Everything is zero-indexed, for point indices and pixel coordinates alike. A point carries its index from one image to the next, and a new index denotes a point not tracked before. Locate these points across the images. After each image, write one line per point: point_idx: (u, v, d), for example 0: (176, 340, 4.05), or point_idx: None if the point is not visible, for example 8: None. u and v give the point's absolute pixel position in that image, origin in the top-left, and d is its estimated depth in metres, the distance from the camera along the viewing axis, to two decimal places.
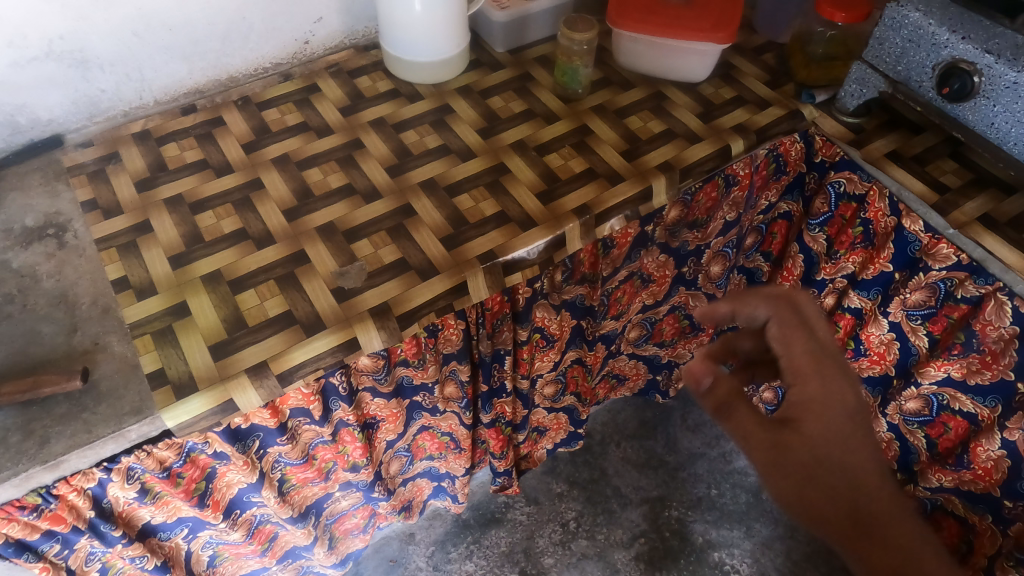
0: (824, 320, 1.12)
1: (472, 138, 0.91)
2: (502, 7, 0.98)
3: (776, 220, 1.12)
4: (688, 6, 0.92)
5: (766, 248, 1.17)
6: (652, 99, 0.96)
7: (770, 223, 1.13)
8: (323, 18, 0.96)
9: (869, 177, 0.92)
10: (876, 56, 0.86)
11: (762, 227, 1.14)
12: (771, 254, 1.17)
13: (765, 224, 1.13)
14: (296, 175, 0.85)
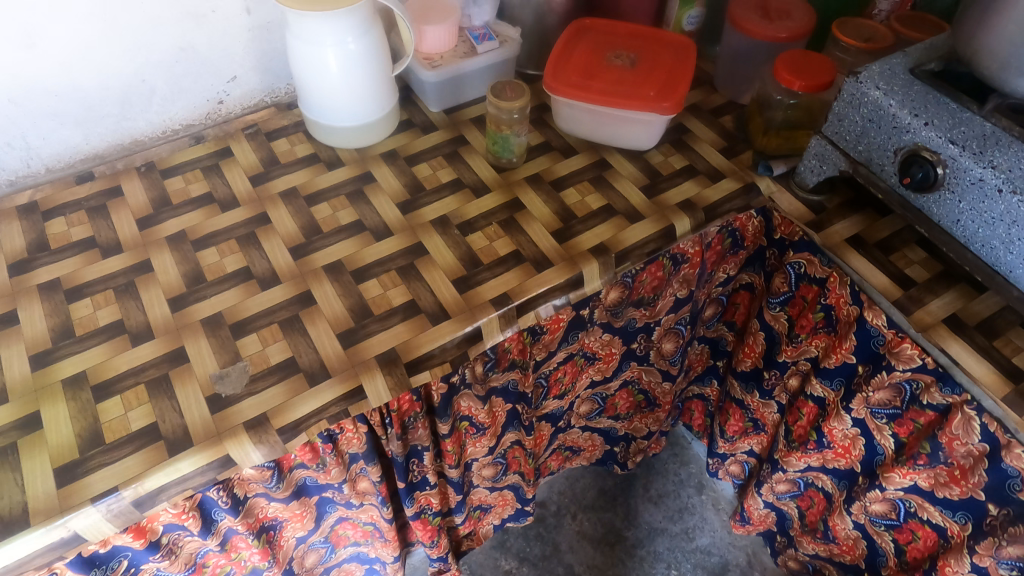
0: (788, 402, 1.00)
1: (390, 212, 0.82)
2: (434, 65, 0.89)
3: (739, 291, 1.02)
4: (632, 71, 0.84)
5: (728, 317, 1.07)
6: (594, 167, 0.86)
7: (731, 294, 1.03)
8: (237, 77, 0.90)
9: (829, 262, 0.82)
10: (836, 133, 0.77)
11: (722, 298, 1.04)
12: (734, 323, 1.06)
13: (725, 295, 1.03)
14: (189, 256, 0.78)
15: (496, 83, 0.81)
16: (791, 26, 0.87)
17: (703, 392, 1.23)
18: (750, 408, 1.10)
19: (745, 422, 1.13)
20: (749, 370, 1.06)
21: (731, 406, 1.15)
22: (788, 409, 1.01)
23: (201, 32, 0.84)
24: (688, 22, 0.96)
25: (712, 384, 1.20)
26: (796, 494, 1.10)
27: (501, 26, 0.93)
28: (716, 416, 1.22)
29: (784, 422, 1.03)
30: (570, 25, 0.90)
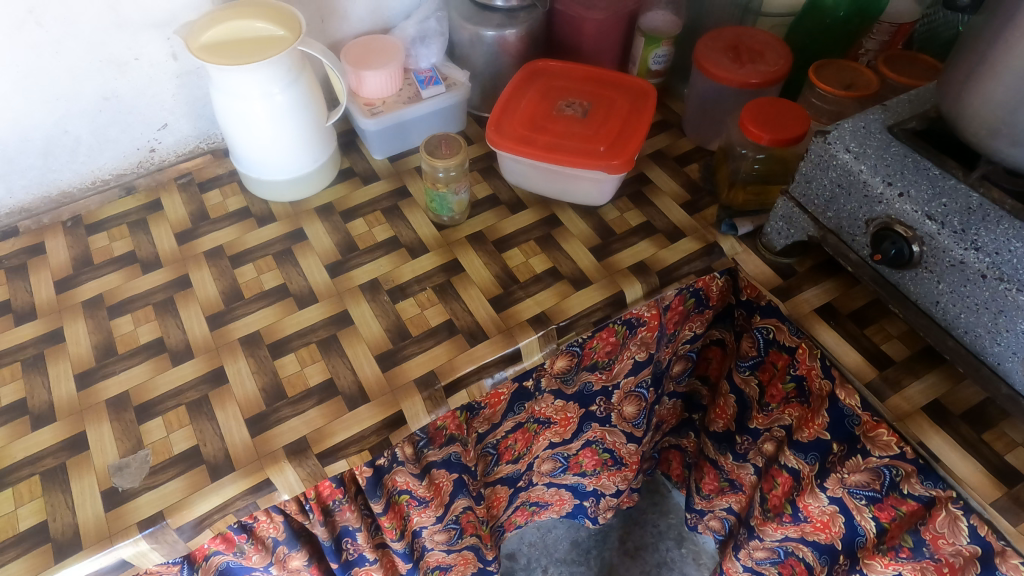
0: (764, 467, 0.89)
1: (319, 276, 0.77)
2: (374, 113, 0.83)
3: (711, 347, 0.95)
4: (582, 121, 0.78)
5: (701, 372, 0.99)
6: (541, 226, 0.81)
7: (703, 350, 0.95)
8: (168, 124, 0.83)
9: (798, 330, 0.73)
10: (804, 196, 0.69)
11: (693, 354, 0.96)
12: (709, 377, 0.99)
13: (696, 350, 0.95)
14: (103, 325, 0.73)
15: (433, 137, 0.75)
16: (764, 71, 0.79)
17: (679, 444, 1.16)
18: (725, 469, 1.00)
19: (721, 482, 1.04)
20: (721, 431, 0.98)
21: (706, 465, 1.06)
22: (763, 475, 0.90)
23: (124, 80, 0.76)
24: (654, 62, 0.89)
25: (689, 436, 1.11)
26: (776, 562, 0.96)
27: (450, 68, 0.87)
28: (692, 471, 1.13)
29: (760, 488, 0.92)
30: (522, 69, 0.84)
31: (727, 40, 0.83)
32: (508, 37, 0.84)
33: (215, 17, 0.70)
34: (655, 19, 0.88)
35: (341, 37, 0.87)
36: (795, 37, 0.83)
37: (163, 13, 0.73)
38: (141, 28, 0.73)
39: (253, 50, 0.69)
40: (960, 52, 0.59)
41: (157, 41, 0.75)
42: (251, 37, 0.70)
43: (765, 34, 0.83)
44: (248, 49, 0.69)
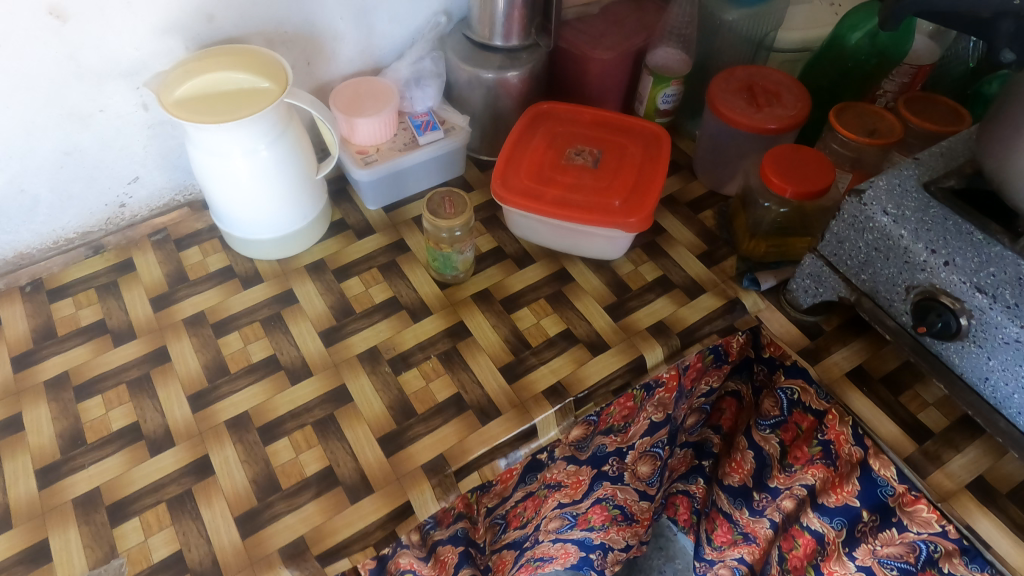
0: (782, 524, 0.78)
1: (312, 345, 0.70)
2: (368, 162, 0.77)
3: (725, 397, 0.88)
4: (594, 172, 0.73)
5: (714, 422, 0.93)
6: (551, 282, 0.75)
7: (715, 400, 0.89)
8: (139, 178, 0.75)
9: (827, 395, 0.69)
10: (836, 254, 0.66)
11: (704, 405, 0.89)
12: (721, 428, 0.92)
13: (709, 403, 0.89)
14: (70, 410, 0.66)
15: (436, 193, 0.68)
16: (782, 115, 0.75)
17: (684, 485, 1.04)
18: (739, 523, 0.86)
19: (734, 534, 0.90)
20: (736, 487, 0.86)
21: (718, 516, 0.92)
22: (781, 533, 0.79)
23: (87, 134, 0.68)
24: (662, 102, 0.84)
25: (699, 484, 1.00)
26: None
27: (448, 111, 0.81)
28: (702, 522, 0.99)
29: (776, 544, 0.80)
30: (526, 112, 0.79)
31: (741, 81, 0.79)
32: (510, 80, 0.79)
33: (190, 69, 0.63)
34: (664, 56, 0.82)
35: (329, 79, 0.80)
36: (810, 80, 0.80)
37: (131, 61, 0.65)
38: (106, 78, 0.65)
39: (235, 105, 0.62)
40: (999, 112, 0.55)
41: (125, 91, 0.67)
42: (232, 89, 0.63)
43: (780, 73, 0.79)
44: (229, 104, 0.62)
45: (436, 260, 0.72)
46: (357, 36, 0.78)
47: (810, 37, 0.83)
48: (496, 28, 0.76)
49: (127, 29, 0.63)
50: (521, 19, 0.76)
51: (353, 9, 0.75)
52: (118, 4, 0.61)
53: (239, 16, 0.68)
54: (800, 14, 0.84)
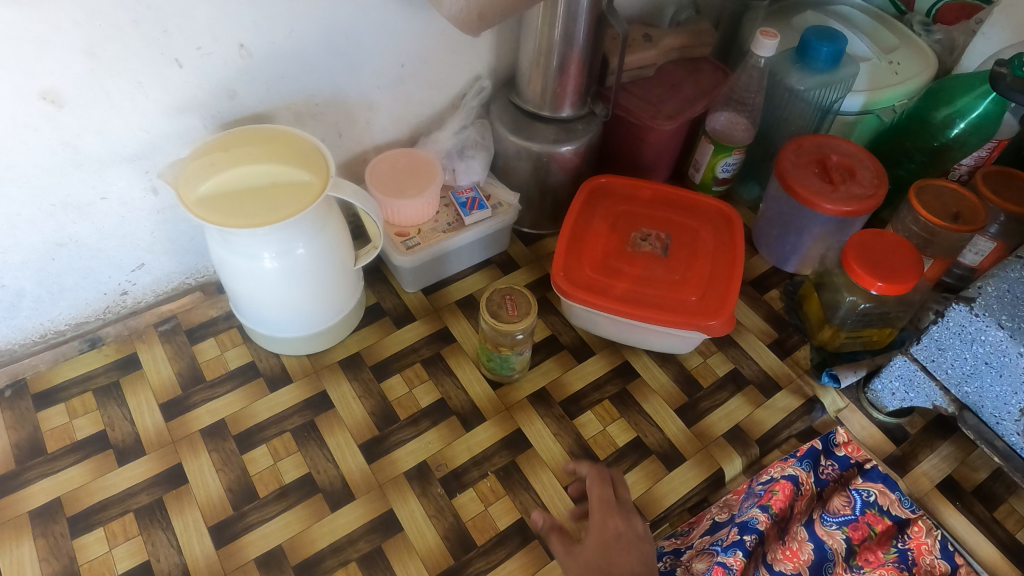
0: None
1: (352, 461, 0.62)
2: (410, 246, 0.69)
3: (781, 478, 0.62)
4: (663, 263, 0.67)
5: (767, 506, 0.61)
6: (613, 379, 0.69)
7: (766, 480, 0.62)
8: (145, 264, 0.65)
9: (911, 504, 0.61)
10: (934, 361, 0.60)
11: (750, 486, 0.63)
12: (775, 513, 0.60)
13: (759, 484, 0.62)
14: (63, 550, 0.55)
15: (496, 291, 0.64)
16: (859, 195, 0.68)
17: (729, 563, 0.57)
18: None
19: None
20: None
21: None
22: None
23: (85, 224, 0.58)
24: (722, 170, 0.77)
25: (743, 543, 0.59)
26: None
27: (495, 186, 0.74)
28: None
29: None
30: (582, 188, 0.72)
31: (813, 153, 0.71)
32: (564, 154, 0.71)
33: (213, 160, 0.55)
34: (725, 121, 0.75)
35: (363, 149, 0.71)
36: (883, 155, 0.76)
37: (140, 144, 0.56)
38: (109, 163, 0.55)
39: (271, 201, 0.55)
40: None
41: (132, 176, 0.57)
42: (266, 183, 0.56)
43: (851, 144, 0.72)
44: (263, 201, 0.55)
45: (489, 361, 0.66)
46: (394, 105, 0.69)
47: (874, 100, 0.74)
48: (548, 92, 0.69)
49: (136, 110, 0.53)
50: (577, 84, 0.68)
51: (390, 77, 0.66)
52: (126, 84, 0.51)
53: (265, 90, 0.59)
54: (862, 73, 0.75)
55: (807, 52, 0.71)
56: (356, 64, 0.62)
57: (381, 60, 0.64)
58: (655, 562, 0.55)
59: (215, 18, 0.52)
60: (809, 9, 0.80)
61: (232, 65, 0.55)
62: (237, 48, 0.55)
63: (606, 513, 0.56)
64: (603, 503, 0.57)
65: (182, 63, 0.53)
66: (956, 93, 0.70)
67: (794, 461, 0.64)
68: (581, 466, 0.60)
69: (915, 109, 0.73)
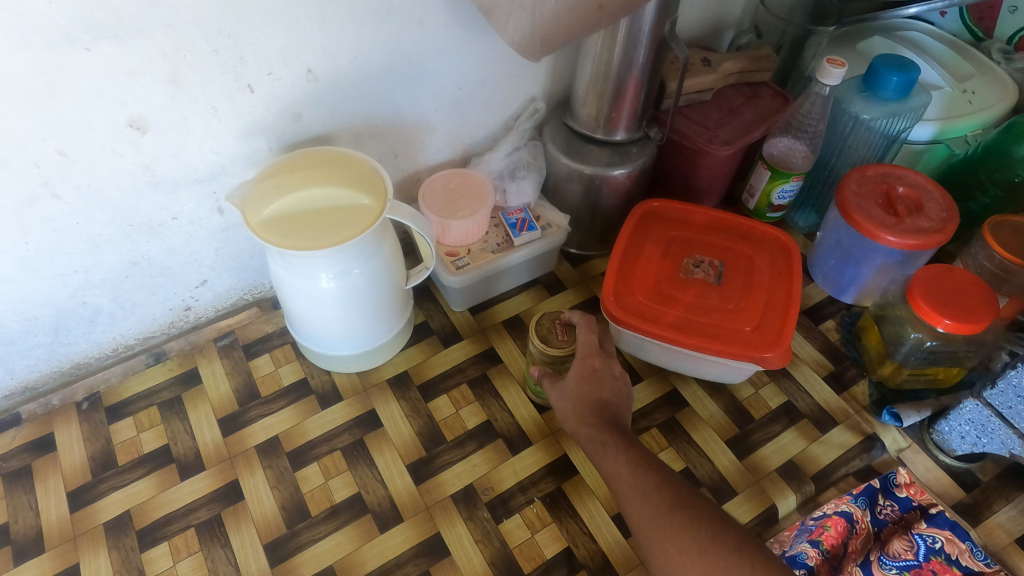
0: None
1: (401, 482, 0.63)
2: (459, 266, 0.69)
3: (833, 513, 0.62)
4: (717, 290, 0.66)
5: (817, 540, 0.60)
6: (663, 408, 0.68)
7: (818, 515, 0.62)
8: (207, 280, 0.66)
9: (984, 556, 0.59)
10: (1010, 407, 0.58)
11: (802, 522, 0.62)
12: (824, 548, 0.60)
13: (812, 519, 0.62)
14: (134, 562, 0.57)
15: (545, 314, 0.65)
16: (926, 229, 0.65)
17: None
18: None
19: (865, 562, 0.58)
20: None
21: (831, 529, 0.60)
22: None
23: (157, 243, 0.60)
24: (778, 197, 0.74)
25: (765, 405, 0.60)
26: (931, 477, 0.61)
27: (545, 207, 0.74)
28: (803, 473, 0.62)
29: None
30: (634, 211, 0.71)
31: (876, 183, 0.68)
32: (617, 177, 0.70)
33: (278, 183, 0.57)
34: (785, 147, 0.74)
35: (417, 169, 0.71)
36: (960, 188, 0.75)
37: (210, 166, 0.57)
38: (181, 184, 0.57)
39: (331, 224, 0.56)
40: None
41: (200, 197, 0.59)
42: (327, 206, 0.57)
43: (918, 174, 0.69)
44: (324, 224, 0.56)
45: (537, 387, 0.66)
46: (449, 126, 0.69)
47: (947, 129, 0.70)
48: (603, 115, 0.69)
49: (209, 134, 0.55)
50: (632, 108, 0.68)
51: (447, 99, 0.66)
52: (203, 110, 0.53)
53: (328, 113, 0.60)
54: (935, 100, 0.71)
55: (875, 81, 0.68)
56: (414, 87, 0.63)
57: (440, 83, 0.64)
58: (628, 399, 0.59)
59: (288, 45, 0.53)
60: (877, 34, 0.78)
61: (299, 89, 0.56)
62: (305, 73, 0.55)
63: (586, 352, 0.60)
64: (587, 344, 0.60)
65: (253, 88, 0.54)
66: None
67: (848, 498, 0.63)
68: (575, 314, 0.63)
69: (993, 143, 0.71)
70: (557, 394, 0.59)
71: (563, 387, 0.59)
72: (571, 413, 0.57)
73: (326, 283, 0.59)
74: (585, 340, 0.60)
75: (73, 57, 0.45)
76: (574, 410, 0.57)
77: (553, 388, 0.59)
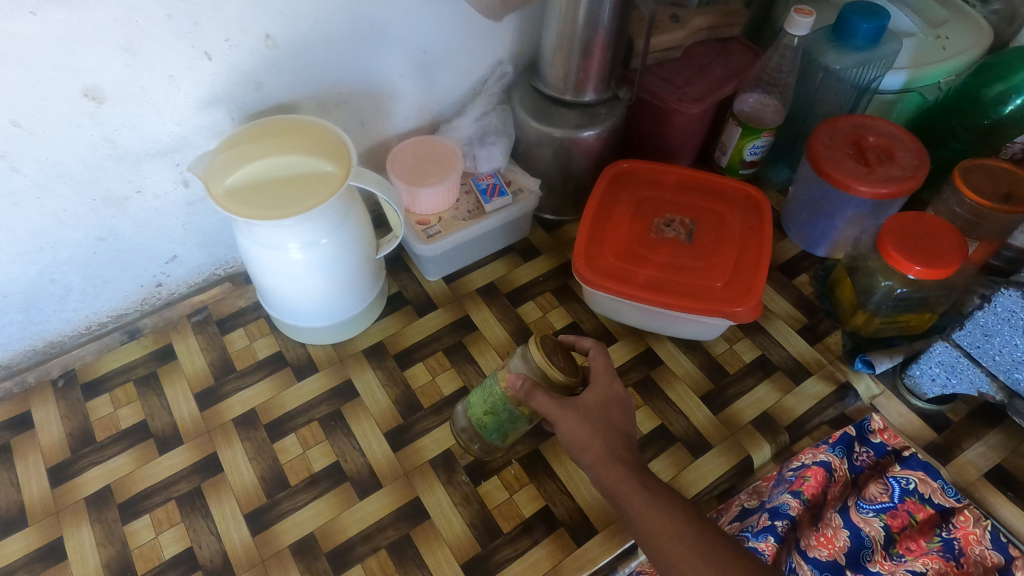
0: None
1: (379, 450, 0.63)
2: (430, 235, 0.69)
3: (812, 464, 0.62)
4: (688, 249, 0.66)
5: (796, 490, 0.61)
6: (639, 366, 0.69)
7: (796, 467, 0.62)
8: (177, 255, 0.66)
9: (956, 492, 0.60)
10: (979, 346, 0.57)
11: (781, 473, 0.63)
12: (804, 497, 0.60)
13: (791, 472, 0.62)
14: (116, 534, 0.57)
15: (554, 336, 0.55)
16: (897, 177, 0.64)
17: (761, 549, 0.57)
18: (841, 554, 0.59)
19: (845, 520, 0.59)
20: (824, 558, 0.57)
21: (810, 479, 0.61)
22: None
23: (124, 218, 0.59)
24: (750, 153, 0.74)
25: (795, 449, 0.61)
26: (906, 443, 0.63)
27: (515, 172, 0.73)
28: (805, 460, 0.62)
29: None
30: (605, 173, 0.71)
31: (848, 133, 0.67)
32: (586, 140, 0.69)
33: (240, 152, 0.56)
34: (755, 103, 0.73)
35: (384, 138, 0.71)
36: (931, 133, 0.75)
37: (172, 138, 0.56)
38: (144, 157, 0.56)
39: (295, 193, 0.55)
40: None
41: (164, 169, 0.58)
42: (291, 175, 0.56)
43: (889, 124, 0.68)
44: (288, 193, 0.55)
45: (491, 412, 0.58)
46: (416, 92, 0.68)
47: (917, 77, 0.69)
48: (571, 77, 0.67)
49: (169, 104, 0.54)
50: (600, 68, 0.66)
51: (412, 64, 0.65)
52: (159, 78, 0.52)
53: (291, 81, 0.59)
54: (904, 49, 0.69)
55: (846, 30, 0.66)
56: (378, 52, 0.61)
57: (405, 47, 0.63)
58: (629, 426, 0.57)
59: (244, 11, 0.51)
60: None
61: (258, 56, 0.55)
62: (263, 39, 0.54)
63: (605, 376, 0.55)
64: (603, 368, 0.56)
65: (210, 56, 0.53)
66: (1010, 69, 0.68)
67: (826, 447, 0.63)
68: (583, 338, 0.58)
69: (963, 87, 0.71)
70: (577, 422, 0.52)
71: (580, 413, 0.53)
72: (587, 442, 0.53)
73: (296, 256, 0.58)
74: (600, 364, 0.56)
75: (22, 24, 0.44)
76: (593, 439, 0.53)
77: (570, 414, 0.52)
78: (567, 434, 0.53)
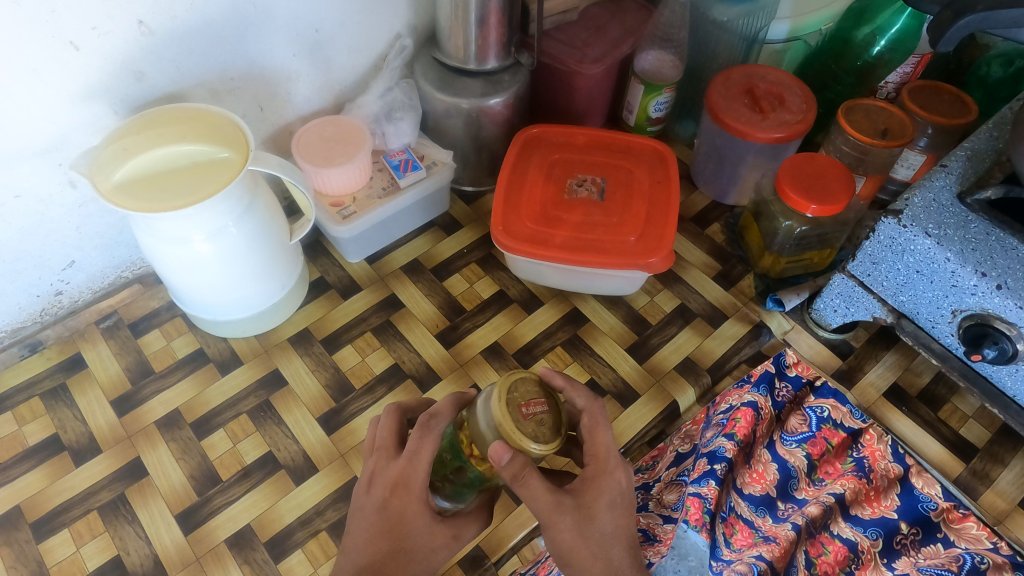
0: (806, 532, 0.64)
1: (311, 436, 0.62)
2: (345, 216, 0.68)
3: (741, 406, 0.63)
4: (601, 207, 0.68)
5: (727, 432, 0.63)
6: (565, 326, 0.70)
7: (726, 409, 0.64)
8: (76, 261, 0.63)
9: (861, 415, 0.64)
10: (868, 275, 0.61)
11: (710, 416, 0.65)
12: (738, 439, 0.62)
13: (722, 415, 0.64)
14: (30, 554, 0.56)
15: (515, 424, 0.40)
16: (788, 121, 0.68)
17: (702, 493, 0.60)
18: (782, 486, 0.64)
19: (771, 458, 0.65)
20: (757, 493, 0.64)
21: (740, 420, 0.63)
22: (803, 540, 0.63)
23: (4, 225, 0.56)
24: (654, 110, 0.77)
25: (762, 405, 0.65)
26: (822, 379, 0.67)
27: (427, 145, 0.73)
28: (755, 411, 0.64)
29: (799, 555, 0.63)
30: (516, 141, 0.72)
31: (741, 83, 0.71)
32: (493, 107, 0.69)
33: (128, 145, 0.53)
34: (654, 61, 0.75)
35: (287, 121, 0.69)
36: (818, 79, 0.79)
37: (48, 137, 0.53)
38: (19, 158, 0.53)
39: (189, 183, 0.53)
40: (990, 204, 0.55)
41: (47, 170, 0.55)
42: (185, 163, 0.54)
43: (779, 72, 0.72)
44: (186, 182, 0.53)
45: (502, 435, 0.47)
46: (315, 72, 0.67)
47: (801, 25, 0.75)
48: (470, 46, 0.66)
49: (38, 101, 0.51)
50: (498, 34, 0.66)
51: (305, 43, 0.63)
52: (23, 72, 0.49)
53: (175, 67, 0.56)
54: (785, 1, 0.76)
55: None
56: (267, 32, 0.60)
57: (295, 26, 0.61)
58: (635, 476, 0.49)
59: None
60: None
61: (134, 44, 0.52)
62: (136, 25, 0.52)
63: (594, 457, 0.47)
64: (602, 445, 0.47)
65: (78, 46, 0.50)
66: (875, 11, 0.72)
67: (750, 387, 0.66)
68: (578, 394, 0.48)
69: (838, 31, 0.75)
70: (571, 532, 0.45)
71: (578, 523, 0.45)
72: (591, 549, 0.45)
73: (202, 249, 0.56)
74: (601, 440, 0.47)
75: None
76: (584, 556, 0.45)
77: (564, 517, 0.45)
78: (557, 537, 0.45)
